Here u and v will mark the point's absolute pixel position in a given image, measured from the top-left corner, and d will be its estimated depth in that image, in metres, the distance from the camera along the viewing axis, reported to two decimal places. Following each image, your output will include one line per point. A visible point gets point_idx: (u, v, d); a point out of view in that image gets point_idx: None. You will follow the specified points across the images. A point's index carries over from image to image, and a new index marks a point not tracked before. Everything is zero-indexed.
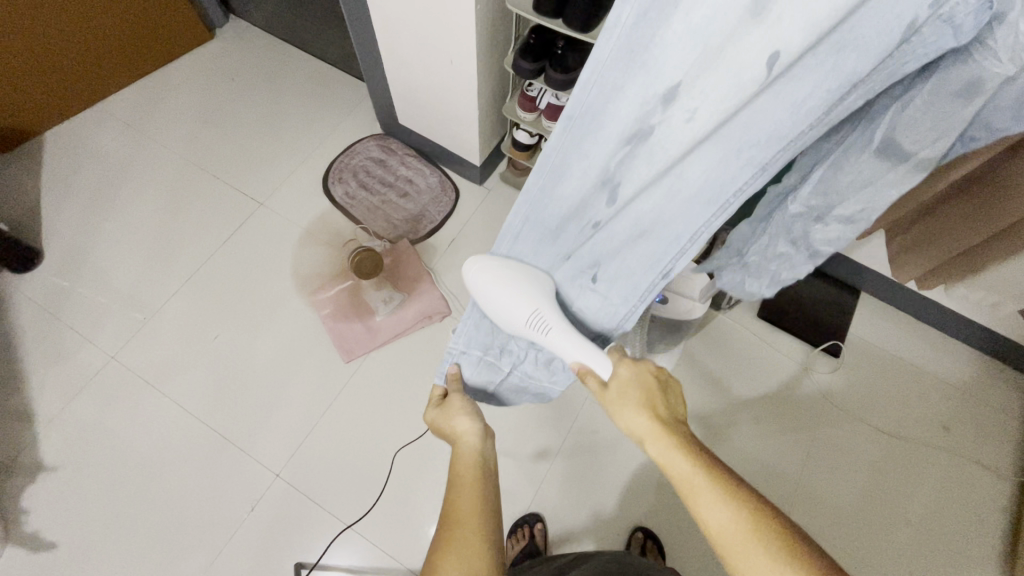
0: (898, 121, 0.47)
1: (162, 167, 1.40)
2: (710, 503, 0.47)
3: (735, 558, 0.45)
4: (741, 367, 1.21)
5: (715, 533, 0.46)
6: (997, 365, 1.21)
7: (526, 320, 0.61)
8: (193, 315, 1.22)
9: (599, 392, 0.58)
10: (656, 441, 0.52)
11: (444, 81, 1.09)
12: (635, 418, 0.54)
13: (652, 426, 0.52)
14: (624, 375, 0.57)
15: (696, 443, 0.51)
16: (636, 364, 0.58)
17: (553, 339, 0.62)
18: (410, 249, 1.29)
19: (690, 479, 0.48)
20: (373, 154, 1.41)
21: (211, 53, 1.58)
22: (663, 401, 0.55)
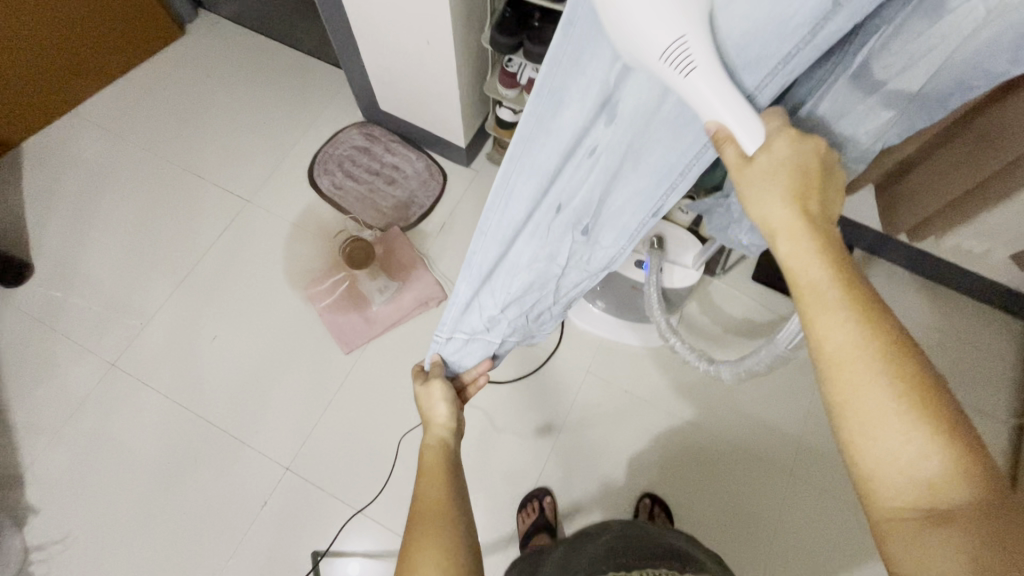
0: (869, 45, 0.46)
1: (145, 171, 1.38)
2: (842, 320, 0.40)
3: (849, 375, 0.39)
4: (738, 330, 1.21)
5: (832, 350, 0.40)
6: (991, 311, 1.22)
7: (661, 53, 0.37)
8: (189, 317, 1.22)
9: (738, 165, 0.43)
10: (795, 236, 0.42)
11: (423, 62, 1.07)
12: (773, 205, 0.43)
13: (795, 219, 0.42)
14: (777, 152, 0.43)
15: (840, 251, 0.42)
16: (798, 140, 0.44)
17: (693, 85, 0.38)
18: (401, 237, 1.28)
19: (822, 289, 0.41)
20: (357, 143, 1.39)
21: (183, 50, 1.55)
22: (817, 194, 0.44)
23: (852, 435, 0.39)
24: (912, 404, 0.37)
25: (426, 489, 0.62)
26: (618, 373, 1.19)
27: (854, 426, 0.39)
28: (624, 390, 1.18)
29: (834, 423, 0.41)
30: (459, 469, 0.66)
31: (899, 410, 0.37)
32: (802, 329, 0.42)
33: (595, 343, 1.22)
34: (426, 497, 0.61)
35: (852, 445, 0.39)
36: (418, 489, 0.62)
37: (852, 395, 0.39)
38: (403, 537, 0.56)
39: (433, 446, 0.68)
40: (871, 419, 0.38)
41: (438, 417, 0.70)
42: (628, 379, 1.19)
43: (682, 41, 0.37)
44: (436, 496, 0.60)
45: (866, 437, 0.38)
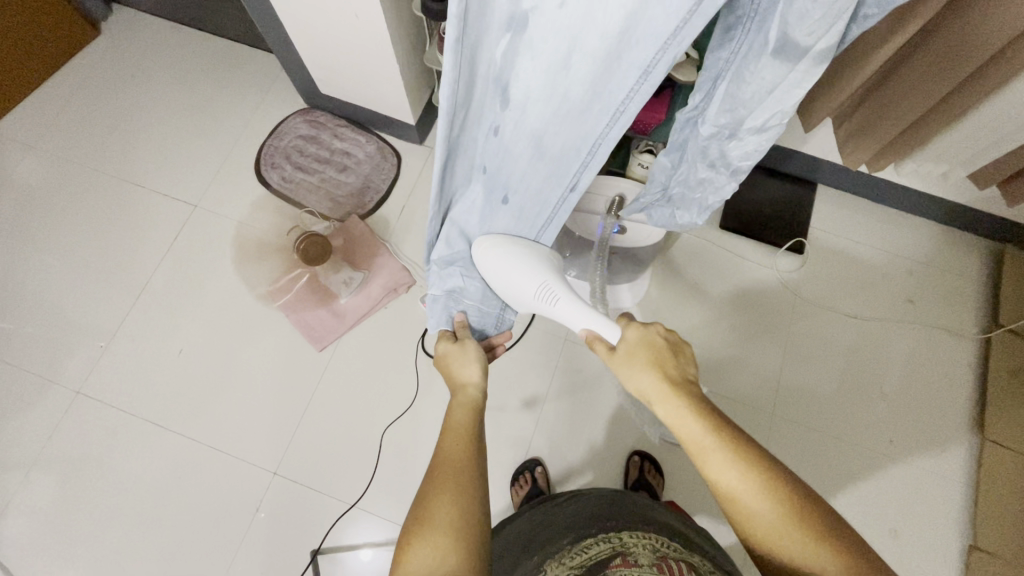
0: (789, 14, 0.46)
1: (80, 185, 1.31)
2: (722, 464, 0.49)
3: (749, 510, 0.47)
4: (712, 281, 1.21)
5: (727, 489, 0.48)
6: (953, 231, 1.24)
7: (533, 294, 0.65)
8: (152, 333, 1.17)
9: (608, 355, 0.60)
10: (662, 400, 0.53)
11: (356, 39, 1.01)
12: (644, 381, 0.55)
13: (661, 387, 0.54)
14: (632, 339, 0.58)
15: (705, 404, 0.52)
16: (645, 326, 0.58)
17: (562, 309, 0.65)
18: (360, 225, 1.23)
19: (701, 441, 0.50)
20: (303, 131, 1.32)
21: (102, 52, 1.44)
22: (674, 362, 0.56)
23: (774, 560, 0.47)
24: (790, 517, 0.46)
25: (446, 446, 0.60)
26: None
27: (772, 549, 0.47)
28: None
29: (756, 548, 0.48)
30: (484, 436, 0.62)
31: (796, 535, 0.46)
32: (702, 477, 0.50)
33: None
34: (446, 455, 0.58)
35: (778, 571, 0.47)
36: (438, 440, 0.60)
37: (750, 526, 0.48)
38: (420, 492, 0.54)
39: (461, 402, 0.65)
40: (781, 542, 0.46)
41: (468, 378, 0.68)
42: None
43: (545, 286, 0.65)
44: (459, 461, 0.57)
45: (780, 558, 0.47)
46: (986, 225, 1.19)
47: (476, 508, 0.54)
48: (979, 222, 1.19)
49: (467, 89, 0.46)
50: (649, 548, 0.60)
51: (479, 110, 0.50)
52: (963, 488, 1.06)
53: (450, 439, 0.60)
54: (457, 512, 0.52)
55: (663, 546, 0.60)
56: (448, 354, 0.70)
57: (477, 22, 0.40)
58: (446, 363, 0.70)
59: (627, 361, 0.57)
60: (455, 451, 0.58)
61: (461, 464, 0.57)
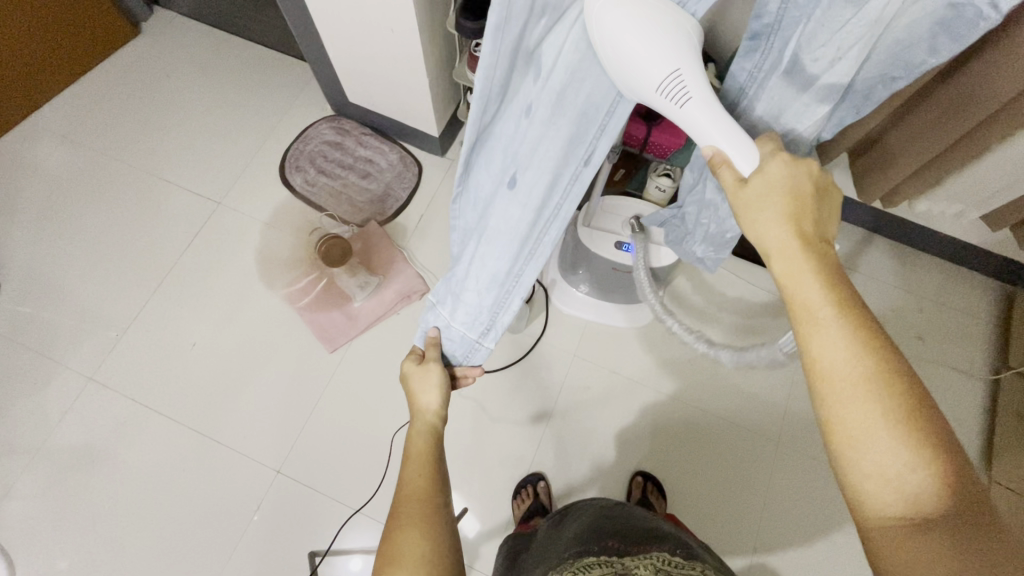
0: (801, 41, 0.48)
1: (109, 177, 1.34)
2: (834, 335, 0.42)
3: (834, 394, 0.42)
4: (723, 306, 1.22)
5: (821, 367, 0.43)
6: (964, 271, 1.25)
7: (660, 86, 0.43)
8: (168, 325, 1.19)
9: (734, 188, 0.47)
10: (792, 258, 0.45)
11: (390, 51, 1.04)
12: (773, 233, 0.46)
13: (790, 240, 0.45)
14: (773, 174, 0.46)
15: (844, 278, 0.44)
16: (794, 163, 0.47)
17: (691, 114, 0.45)
18: (379, 231, 1.26)
19: (816, 306, 0.43)
20: (328, 138, 1.35)
21: (140, 51, 1.49)
22: (813, 215, 0.46)
23: (838, 442, 0.42)
24: (898, 417, 0.40)
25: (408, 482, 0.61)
26: (604, 354, 1.20)
27: (840, 434, 0.42)
28: (612, 371, 1.18)
29: (821, 430, 0.43)
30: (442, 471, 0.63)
31: (890, 441, 0.39)
32: (796, 343, 0.45)
33: (579, 325, 1.22)
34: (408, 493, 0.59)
35: (836, 453, 0.42)
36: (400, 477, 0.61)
37: (836, 408, 0.42)
38: (386, 523, 0.56)
39: (420, 436, 0.66)
40: (863, 432, 0.40)
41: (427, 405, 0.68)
42: (615, 360, 1.19)
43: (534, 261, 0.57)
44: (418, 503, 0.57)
45: (846, 444, 0.41)
46: (996, 267, 1.21)
47: (441, 537, 0.55)
48: (990, 263, 1.20)
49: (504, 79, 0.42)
50: (651, 568, 0.59)
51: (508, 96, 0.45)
52: None
53: (413, 478, 0.61)
54: (425, 544, 0.53)
55: (664, 565, 0.59)
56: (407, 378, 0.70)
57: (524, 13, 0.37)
58: (410, 386, 0.69)
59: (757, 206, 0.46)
60: (415, 492, 0.59)
61: (423, 502, 0.58)
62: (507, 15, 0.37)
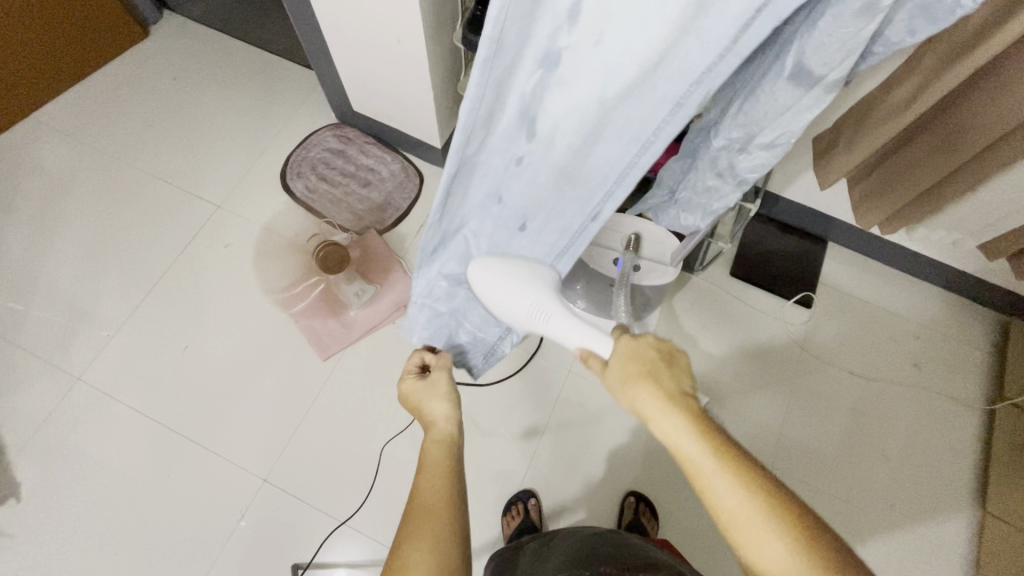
0: (805, 44, 0.50)
1: (109, 176, 1.34)
2: (723, 485, 0.45)
3: (744, 541, 0.44)
4: (720, 326, 1.22)
5: (728, 520, 0.45)
6: (960, 299, 1.25)
7: (526, 313, 0.63)
8: (160, 327, 1.18)
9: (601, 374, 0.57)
10: (664, 419, 0.50)
11: (396, 62, 1.05)
12: (650, 403, 0.51)
13: (660, 403, 0.50)
14: (618, 355, 0.56)
15: (710, 425, 0.49)
16: (633, 341, 0.56)
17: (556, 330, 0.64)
18: (378, 239, 1.26)
19: (699, 460, 0.47)
20: (331, 145, 1.36)
21: (148, 54, 1.50)
22: (667, 374, 0.53)
23: None
24: (800, 545, 0.42)
25: (423, 492, 0.58)
26: None
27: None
28: (607, 388, 1.17)
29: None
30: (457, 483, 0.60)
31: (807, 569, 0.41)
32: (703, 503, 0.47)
33: None
34: (419, 508, 0.56)
35: None
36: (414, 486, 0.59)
37: (756, 556, 0.44)
38: (398, 531, 0.54)
39: (435, 445, 0.63)
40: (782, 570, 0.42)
41: (437, 413, 0.66)
42: None
43: (536, 304, 0.63)
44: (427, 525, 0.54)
45: None
46: (992, 296, 1.21)
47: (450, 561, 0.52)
48: (986, 292, 1.21)
49: (495, 117, 0.44)
50: None
51: (498, 137, 0.47)
52: (961, 561, 1.04)
53: (428, 485, 0.58)
54: (433, 572, 0.51)
55: None
56: (411, 392, 0.67)
57: (514, 55, 0.39)
58: (413, 400, 0.67)
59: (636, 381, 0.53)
60: (428, 502, 0.57)
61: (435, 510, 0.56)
62: (499, 52, 0.38)
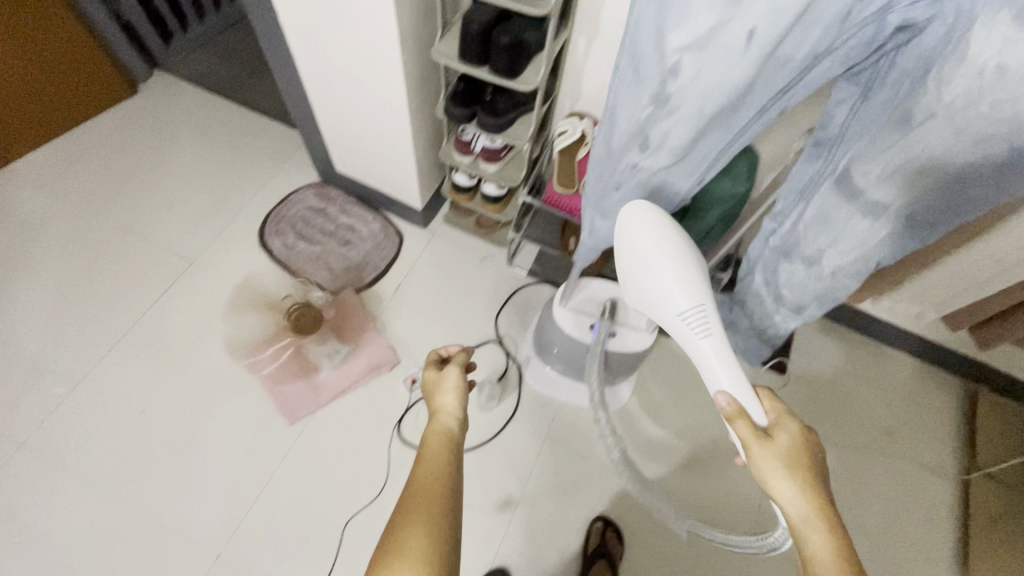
0: None
1: (80, 229, 1.32)
2: (818, 536, 0.51)
3: None
4: (697, 391, 1.22)
5: (813, 561, 0.51)
6: (929, 366, 1.28)
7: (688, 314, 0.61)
8: (119, 386, 1.13)
9: (751, 436, 0.56)
10: (791, 479, 0.53)
11: (380, 129, 1.09)
12: (783, 487, 0.54)
13: (789, 456, 0.55)
14: (775, 425, 0.57)
15: (829, 501, 0.53)
16: (790, 419, 0.58)
17: (709, 344, 0.59)
18: (354, 299, 1.24)
19: (804, 517, 0.52)
20: (312, 204, 1.37)
21: (134, 109, 1.52)
22: (806, 451, 0.56)
23: None
24: None
25: (420, 477, 0.54)
26: (576, 437, 1.16)
27: None
28: (584, 456, 1.14)
29: None
30: (457, 471, 0.56)
31: None
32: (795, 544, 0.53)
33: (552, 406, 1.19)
34: (416, 483, 0.53)
35: None
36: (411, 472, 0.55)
37: None
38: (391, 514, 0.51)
39: (435, 438, 0.59)
40: None
41: (445, 407, 0.63)
42: (588, 445, 1.15)
43: (699, 308, 0.61)
44: (423, 504, 0.51)
45: None
46: (957, 364, 1.24)
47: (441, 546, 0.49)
48: (952, 360, 1.24)
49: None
50: None
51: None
52: None
53: (427, 474, 0.54)
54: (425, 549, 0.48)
55: None
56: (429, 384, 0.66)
57: None
58: (427, 390, 0.65)
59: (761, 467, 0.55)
60: (422, 496, 0.52)
61: (432, 509, 0.51)
62: None
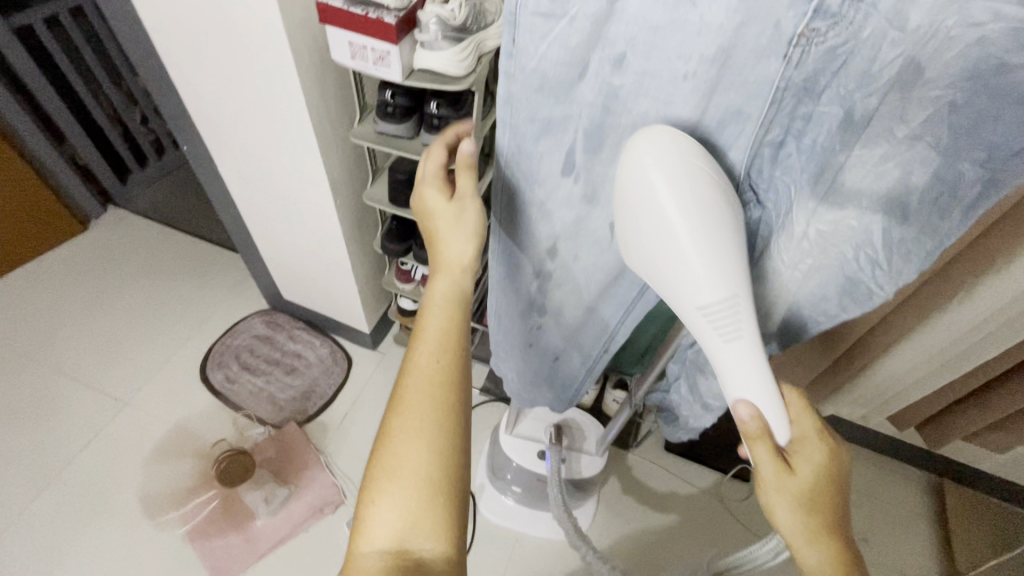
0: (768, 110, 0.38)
1: (11, 373, 1.26)
2: (816, 560, 0.44)
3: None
4: (661, 508, 1.16)
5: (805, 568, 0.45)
6: (892, 461, 1.25)
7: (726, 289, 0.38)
8: (30, 553, 1.03)
9: (777, 470, 0.42)
10: (804, 510, 0.43)
11: (322, 263, 1.11)
12: (783, 517, 0.44)
13: (815, 490, 0.43)
14: (813, 460, 0.43)
15: (845, 538, 0.44)
16: (833, 450, 0.44)
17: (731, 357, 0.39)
18: (297, 431, 1.19)
19: (799, 537, 0.44)
20: (258, 331, 1.35)
21: (83, 245, 1.53)
22: (838, 485, 0.44)
23: None
24: None
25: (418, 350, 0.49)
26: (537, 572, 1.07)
27: None
28: None
29: None
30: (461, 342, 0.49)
31: None
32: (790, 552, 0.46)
33: (510, 536, 1.11)
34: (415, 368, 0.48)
35: None
36: (400, 371, 0.49)
37: None
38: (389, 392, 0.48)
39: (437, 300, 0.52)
40: None
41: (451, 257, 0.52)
42: None
43: (730, 301, 0.38)
44: (423, 390, 0.47)
45: None
46: (917, 458, 1.22)
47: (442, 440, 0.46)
48: (911, 455, 1.22)
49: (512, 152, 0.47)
50: None
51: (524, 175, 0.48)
52: None
53: (427, 369, 0.48)
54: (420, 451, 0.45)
55: None
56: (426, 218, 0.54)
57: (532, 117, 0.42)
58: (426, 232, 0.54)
59: (778, 505, 0.44)
60: (419, 413, 0.46)
61: (434, 449, 0.46)
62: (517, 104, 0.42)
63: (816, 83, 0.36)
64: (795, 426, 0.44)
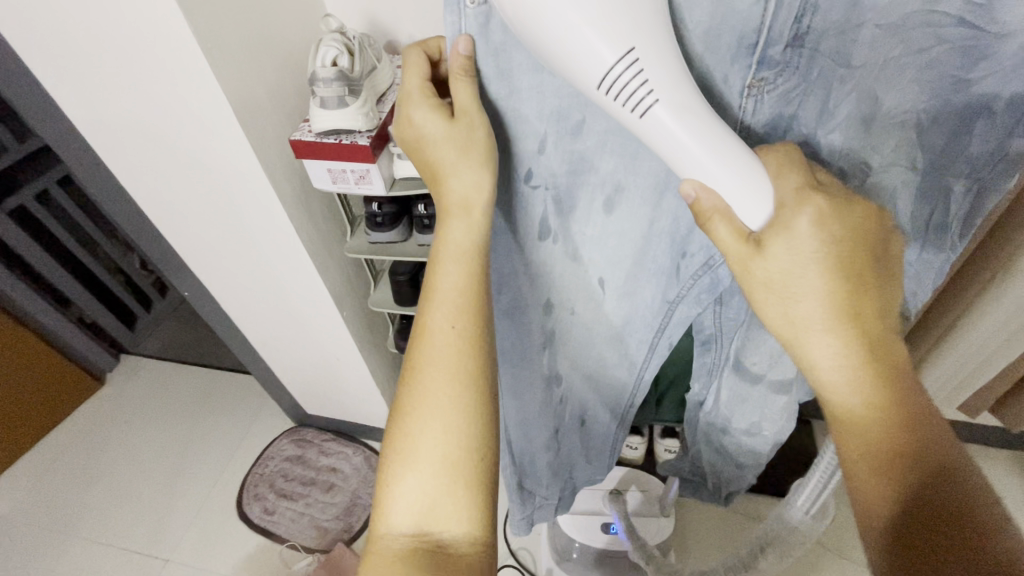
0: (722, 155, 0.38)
1: (46, 556, 1.22)
2: (825, 349, 0.37)
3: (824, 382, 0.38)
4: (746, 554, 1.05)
5: (825, 383, 0.38)
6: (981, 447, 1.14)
7: (606, 80, 0.29)
8: None
9: (734, 246, 0.35)
10: (806, 282, 0.35)
11: (339, 372, 1.09)
12: (795, 303, 0.36)
13: (811, 258, 0.35)
14: (793, 224, 0.34)
15: (859, 314, 0.36)
16: (831, 201, 0.35)
17: (653, 127, 0.31)
18: (349, 553, 1.12)
19: (798, 322, 0.37)
20: (288, 453, 1.30)
21: (104, 401, 1.52)
22: (847, 245, 0.35)
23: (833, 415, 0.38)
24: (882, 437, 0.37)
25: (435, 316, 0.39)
26: None
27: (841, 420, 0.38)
28: None
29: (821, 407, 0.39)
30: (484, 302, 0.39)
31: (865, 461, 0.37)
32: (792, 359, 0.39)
33: None
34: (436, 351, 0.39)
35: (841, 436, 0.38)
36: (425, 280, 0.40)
37: (827, 391, 0.38)
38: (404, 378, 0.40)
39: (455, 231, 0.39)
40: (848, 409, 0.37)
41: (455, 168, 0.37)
42: None
43: (631, 58, 0.28)
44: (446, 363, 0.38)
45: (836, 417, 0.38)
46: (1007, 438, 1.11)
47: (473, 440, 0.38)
48: (999, 435, 1.11)
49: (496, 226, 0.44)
50: None
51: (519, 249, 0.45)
52: None
53: (448, 298, 0.39)
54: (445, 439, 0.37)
55: None
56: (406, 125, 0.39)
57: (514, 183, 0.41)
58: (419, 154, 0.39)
59: (764, 288, 0.36)
60: (435, 421, 0.38)
61: (458, 366, 0.38)
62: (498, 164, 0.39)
63: (778, 123, 0.37)
64: (773, 190, 0.34)
